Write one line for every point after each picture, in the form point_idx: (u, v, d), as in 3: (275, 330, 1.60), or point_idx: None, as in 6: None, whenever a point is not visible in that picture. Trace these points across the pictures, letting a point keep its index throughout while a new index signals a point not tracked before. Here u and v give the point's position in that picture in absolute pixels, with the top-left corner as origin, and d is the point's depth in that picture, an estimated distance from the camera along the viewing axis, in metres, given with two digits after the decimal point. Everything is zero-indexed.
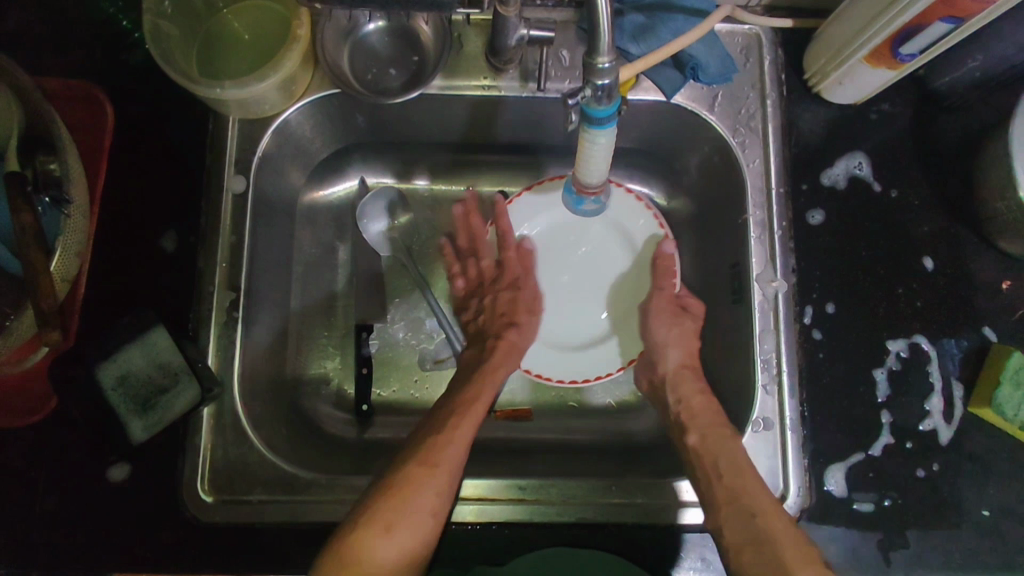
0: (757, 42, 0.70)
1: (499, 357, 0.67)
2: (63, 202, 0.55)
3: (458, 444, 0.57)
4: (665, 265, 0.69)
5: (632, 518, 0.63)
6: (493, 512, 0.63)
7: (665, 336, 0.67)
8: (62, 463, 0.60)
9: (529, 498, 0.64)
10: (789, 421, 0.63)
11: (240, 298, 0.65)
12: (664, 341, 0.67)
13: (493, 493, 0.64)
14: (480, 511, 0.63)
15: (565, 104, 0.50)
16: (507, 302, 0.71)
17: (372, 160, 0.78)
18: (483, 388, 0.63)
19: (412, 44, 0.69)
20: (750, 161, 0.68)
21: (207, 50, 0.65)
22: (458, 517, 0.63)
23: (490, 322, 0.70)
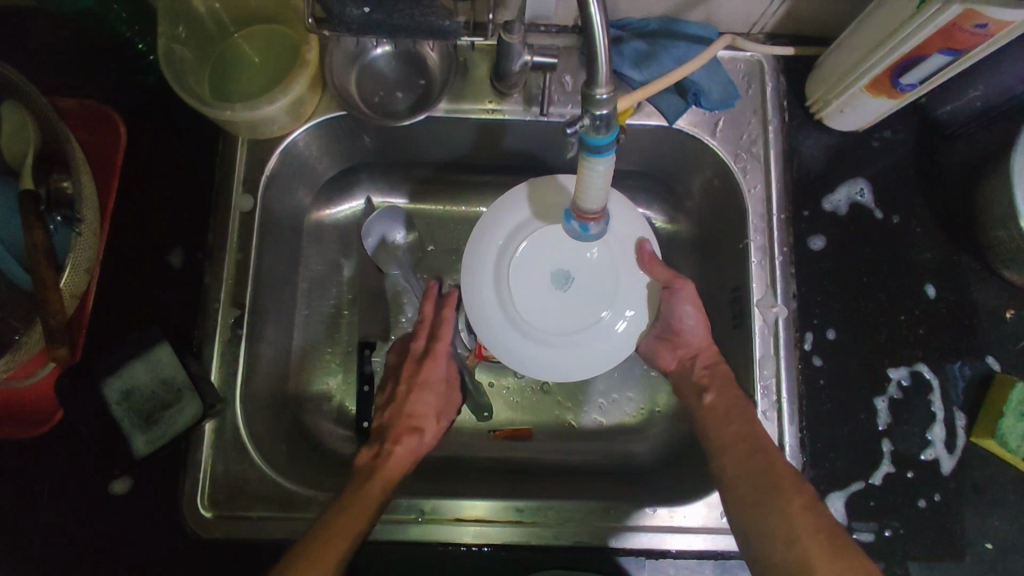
0: (759, 68, 0.70)
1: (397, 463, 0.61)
2: (74, 221, 0.57)
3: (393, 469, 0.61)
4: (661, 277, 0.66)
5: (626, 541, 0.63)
6: (491, 533, 0.63)
7: (695, 320, 0.65)
8: (66, 477, 0.61)
9: (526, 521, 0.64)
10: (789, 448, 0.62)
11: (244, 315, 0.65)
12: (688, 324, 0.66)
13: (491, 513, 0.64)
14: (478, 531, 0.63)
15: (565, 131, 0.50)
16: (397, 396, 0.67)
17: (378, 180, 0.79)
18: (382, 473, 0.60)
19: (418, 68, 0.70)
20: (751, 186, 0.68)
21: (218, 72, 0.67)
22: (457, 537, 0.63)
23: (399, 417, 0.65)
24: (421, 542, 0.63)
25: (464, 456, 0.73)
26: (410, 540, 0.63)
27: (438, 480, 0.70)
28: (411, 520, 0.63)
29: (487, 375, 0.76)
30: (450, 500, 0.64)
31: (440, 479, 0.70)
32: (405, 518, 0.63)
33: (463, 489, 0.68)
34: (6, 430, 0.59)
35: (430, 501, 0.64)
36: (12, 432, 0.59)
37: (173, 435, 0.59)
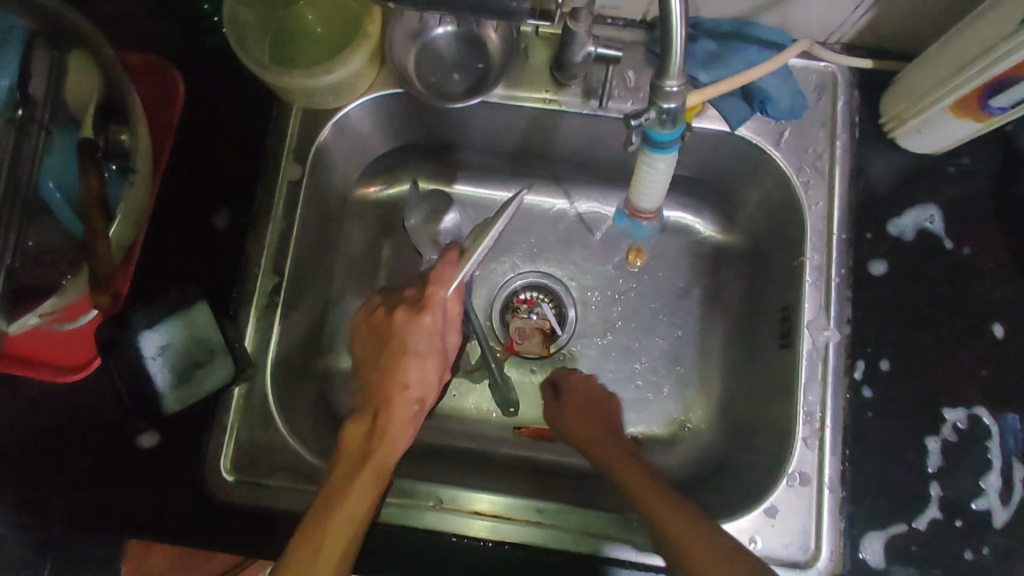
0: (832, 80, 0.67)
1: (400, 408, 0.59)
2: (128, 172, 0.58)
3: (412, 415, 0.60)
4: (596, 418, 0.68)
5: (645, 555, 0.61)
6: (506, 530, 0.63)
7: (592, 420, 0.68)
8: (91, 424, 0.61)
9: (545, 523, 0.63)
10: (828, 480, 0.60)
11: (283, 283, 0.65)
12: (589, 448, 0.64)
13: (507, 511, 0.64)
14: (492, 528, 0.63)
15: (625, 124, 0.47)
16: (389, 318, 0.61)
17: (425, 163, 0.78)
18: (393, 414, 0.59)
19: (478, 51, 0.69)
20: (812, 203, 0.66)
21: (278, 39, 0.66)
22: (471, 531, 0.63)
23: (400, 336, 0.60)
24: (432, 533, 0.63)
25: (488, 451, 0.73)
26: (423, 527, 0.63)
27: (461, 473, 0.70)
28: (428, 507, 0.64)
29: (520, 368, 0.77)
30: (467, 491, 0.65)
31: (463, 471, 0.70)
32: (424, 504, 0.64)
33: (481, 484, 0.68)
34: (42, 374, 0.60)
35: (450, 490, 0.65)
36: (48, 377, 0.60)
37: (204, 394, 0.61)
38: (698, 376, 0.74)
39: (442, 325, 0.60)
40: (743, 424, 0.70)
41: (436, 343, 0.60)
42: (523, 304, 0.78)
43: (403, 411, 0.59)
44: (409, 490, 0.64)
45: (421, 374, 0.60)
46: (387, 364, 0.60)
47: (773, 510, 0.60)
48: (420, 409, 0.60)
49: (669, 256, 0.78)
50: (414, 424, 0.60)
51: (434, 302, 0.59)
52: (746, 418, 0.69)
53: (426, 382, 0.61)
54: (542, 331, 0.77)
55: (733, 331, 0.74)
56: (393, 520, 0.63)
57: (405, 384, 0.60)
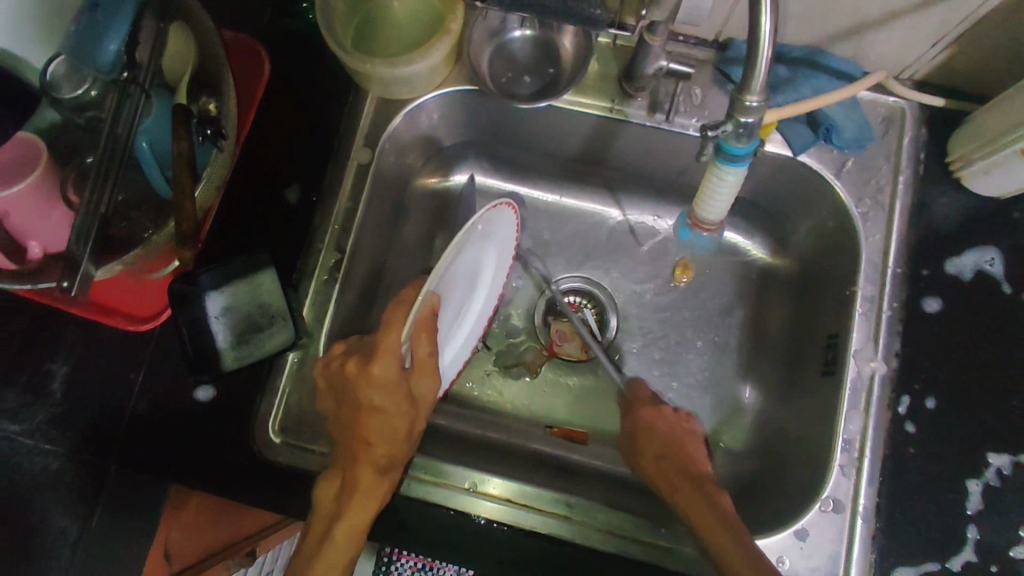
0: (900, 116, 0.68)
1: (383, 444, 0.57)
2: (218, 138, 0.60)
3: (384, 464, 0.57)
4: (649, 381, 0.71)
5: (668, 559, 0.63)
6: (530, 518, 0.64)
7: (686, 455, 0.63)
8: (156, 373, 0.64)
9: (574, 517, 0.65)
10: (863, 510, 0.60)
11: (343, 260, 0.68)
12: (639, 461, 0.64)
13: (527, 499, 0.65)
14: (515, 514, 0.64)
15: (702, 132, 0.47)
16: (354, 370, 0.53)
17: (484, 161, 0.82)
18: (365, 457, 0.56)
19: (550, 57, 0.71)
20: (870, 234, 0.66)
21: (363, 29, 0.69)
22: (496, 515, 0.64)
23: (363, 385, 0.54)
24: (460, 514, 0.64)
25: (518, 444, 0.76)
26: (455, 508, 0.64)
27: (492, 462, 0.73)
28: (449, 482, 0.65)
29: (557, 369, 0.79)
30: (488, 475, 0.66)
31: (489, 459, 0.73)
32: (457, 485, 0.65)
33: (500, 472, 0.70)
34: (114, 322, 0.63)
35: (471, 471, 0.66)
36: (120, 324, 0.63)
37: (260, 355, 0.63)
38: (734, 395, 0.75)
39: (396, 376, 0.53)
40: (778, 446, 0.70)
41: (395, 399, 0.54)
42: (565, 307, 0.80)
43: (372, 466, 0.56)
44: (428, 466, 0.65)
45: (394, 420, 0.56)
46: (354, 416, 0.56)
47: (803, 532, 0.60)
48: (404, 438, 0.57)
49: (714, 274, 0.78)
50: (389, 471, 0.57)
51: (388, 354, 0.52)
52: (780, 441, 0.70)
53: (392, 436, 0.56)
54: (582, 336, 0.78)
55: (774, 355, 0.75)
56: (409, 493, 0.64)
57: (379, 421, 0.55)
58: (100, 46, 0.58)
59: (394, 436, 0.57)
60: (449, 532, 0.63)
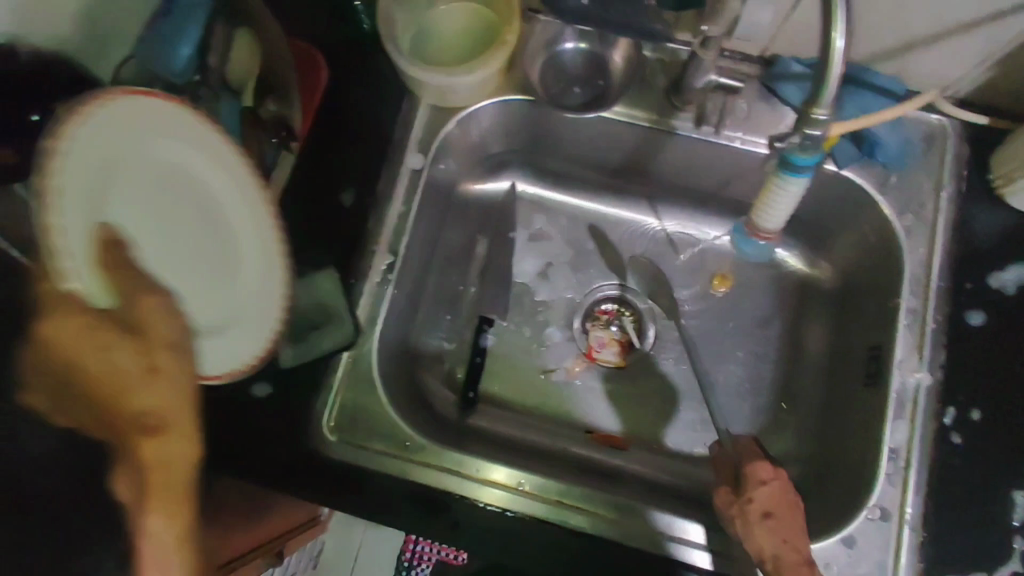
0: (942, 133, 0.69)
1: (171, 449, 0.39)
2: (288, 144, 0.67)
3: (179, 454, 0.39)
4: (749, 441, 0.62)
5: (673, 550, 0.64)
6: (542, 508, 0.65)
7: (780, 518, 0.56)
8: (215, 368, 0.66)
9: (606, 513, 0.65)
10: (909, 518, 0.61)
11: (396, 263, 0.70)
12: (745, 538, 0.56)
13: (561, 493, 0.66)
14: (524, 502, 0.65)
15: (770, 142, 0.49)
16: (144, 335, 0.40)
17: (527, 170, 0.84)
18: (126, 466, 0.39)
19: (600, 70, 0.73)
20: (913, 248, 0.67)
21: (419, 38, 0.71)
22: (510, 502, 0.65)
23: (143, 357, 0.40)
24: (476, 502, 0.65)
25: (558, 448, 0.77)
26: (473, 495, 0.65)
27: (533, 465, 0.74)
28: (466, 471, 0.66)
29: (596, 374, 0.79)
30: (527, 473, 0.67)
31: (530, 460, 0.74)
32: (476, 476, 0.66)
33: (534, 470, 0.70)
34: None
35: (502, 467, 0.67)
36: None
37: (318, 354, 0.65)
38: (772, 404, 0.76)
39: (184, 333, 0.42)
40: (820, 455, 0.71)
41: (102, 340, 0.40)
42: (604, 315, 0.82)
43: (171, 484, 0.38)
44: (461, 460, 0.66)
45: (158, 402, 0.40)
46: (123, 412, 0.40)
47: (850, 540, 0.61)
48: (186, 441, 0.40)
49: (753, 284, 0.80)
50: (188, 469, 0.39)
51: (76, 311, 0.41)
52: (821, 451, 0.71)
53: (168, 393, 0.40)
54: (620, 343, 0.80)
55: (813, 365, 0.76)
56: (429, 483, 0.65)
57: (139, 414, 0.39)
58: (173, 51, 0.56)
59: (150, 430, 0.39)
60: (494, 518, 0.65)
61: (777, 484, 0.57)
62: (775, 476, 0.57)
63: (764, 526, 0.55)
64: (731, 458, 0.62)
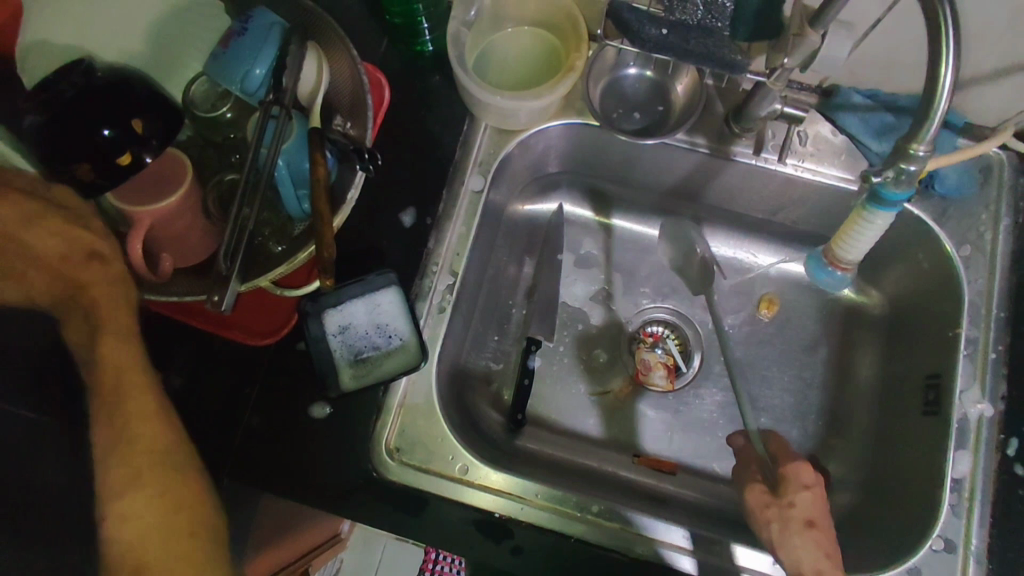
0: (999, 167, 0.70)
1: None
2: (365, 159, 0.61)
3: (195, 524, 0.45)
4: (782, 444, 0.64)
5: (667, 558, 0.64)
6: (550, 519, 0.64)
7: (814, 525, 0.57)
8: (271, 388, 0.65)
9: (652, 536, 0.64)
10: (974, 550, 0.61)
11: (456, 283, 0.70)
12: (773, 544, 0.57)
13: (599, 512, 0.65)
14: (525, 510, 0.64)
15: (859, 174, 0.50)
16: None
17: (575, 192, 0.84)
18: None
19: (661, 96, 0.73)
20: (972, 278, 0.68)
21: (484, 61, 0.72)
22: (514, 512, 0.64)
23: None
24: (490, 513, 0.64)
25: (607, 472, 0.76)
26: (486, 507, 0.64)
27: (584, 487, 0.73)
28: (478, 481, 0.65)
29: (644, 399, 0.79)
30: (585, 497, 0.66)
31: (580, 484, 0.73)
32: (490, 486, 0.65)
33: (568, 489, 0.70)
34: (234, 334, 0.62)
35: (557, 491, 0.65)
36: (239, 337, 0.62)
37: (382, 377, 0.64)
38: (822, 430, 0.76)
39: None
40: (874, 484, 0.71)
41: (115, 335, 0.47)
42: (650, 337, 0.81)
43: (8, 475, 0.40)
44: (473, 467, 0.65)
45: None
46: None
47: (916, 572, 0.61)
48: None
49: (801, 309, 0.80)
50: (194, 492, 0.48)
51: (144, 391, 0.46)
52: (875, 479, 0.71)
53: (158, 473, 0.44)
54: (667, 366, 0.78)
55: (862, 393, 0.76)
56: (441, 492, 0.64)
57: None
58: (247, 71, 0.58)
59: None
60: (540, 541, 0.64)
61: (818, 489, 0.59)
62: (816, 481, 0.59)
63: (811, 535, 0.56)
64: (764, 459, 0.63)
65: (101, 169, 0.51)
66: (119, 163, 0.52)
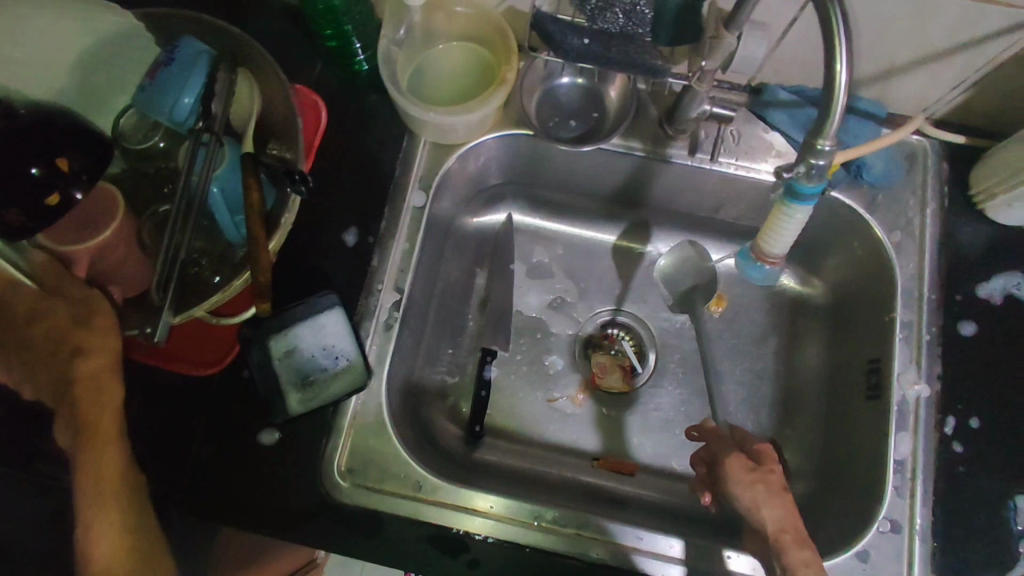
0: (923, 153, 0.72)
1: None
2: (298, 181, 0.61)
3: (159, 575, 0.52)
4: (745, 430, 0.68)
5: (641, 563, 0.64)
6: (517, 533, 0.65)
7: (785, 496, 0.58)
8: (219, 419, 0.64)
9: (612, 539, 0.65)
10: (919, 529, 0.63)
11: (402, 300, 0.70)
12: (752, 502, 0.58)
13: (572, 525, 0.65)
14: (497, 526, 0.65)
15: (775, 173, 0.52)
16: None
17: (521, 201, 0.85)
18: None
19: (595, 103, 0.74)
20: (903, 264, 0.70)
21: (419, 77, 0.72)
22: (473, 527, 0.65)
23: None
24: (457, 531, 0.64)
25: (567, 477, 0.76)
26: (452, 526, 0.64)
27: (546, 494, 0.73)
28: (445, 500, 0.65)
29: (600, 402, 0.80)
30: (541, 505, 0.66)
31: (541, 491, 0.74)
32: (456, 504, 0.65)
33: (545, 502, 0.70)
34: (176, 366, 0.61)
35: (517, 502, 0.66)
36: (181, 369, 0.61)
37: (330, 397, 0.64)
38: (775, 421, 0.77)
39: None
40: (826, 470, 0.72)
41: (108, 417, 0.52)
42: (605, 340, 0.82)
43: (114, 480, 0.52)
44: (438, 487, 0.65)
45: None
46: None
47: (864, 554, 0.63)
48: None
49: (749, 303, 0.82)
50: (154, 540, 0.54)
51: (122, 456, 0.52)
52: (827, 466, 0.73)
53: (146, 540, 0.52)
54: (621, 368, 0.80)
55: (812, 382, 0.78)
56: (398, 511, 0.65)
57: None
58: (176, 99, 0.57)
59: None
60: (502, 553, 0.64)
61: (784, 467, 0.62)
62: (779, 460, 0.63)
63: (786, 498, 0.58)
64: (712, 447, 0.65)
65: (30, 212, 0.50)
66: (48, 204, 0.51)
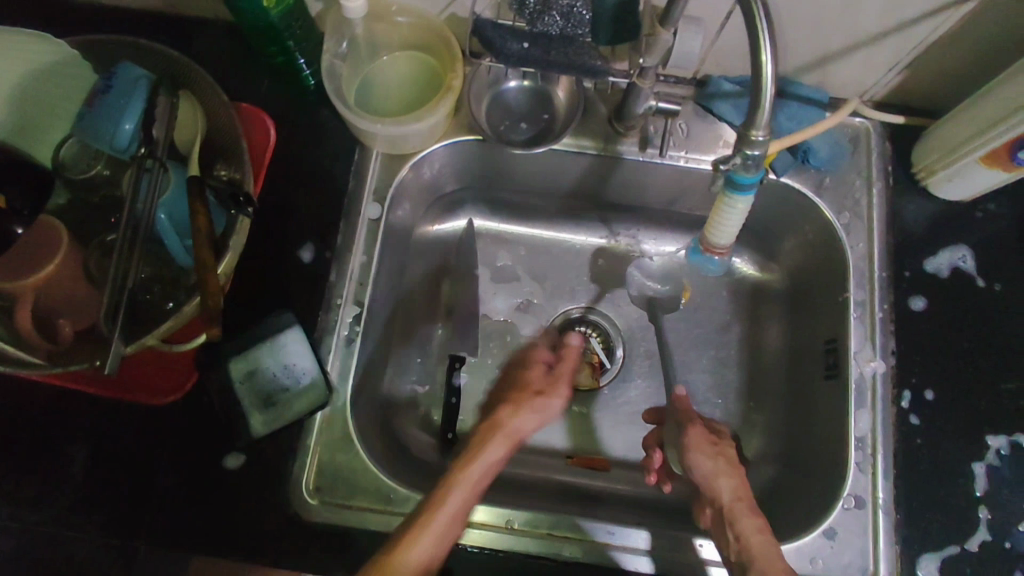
0: (867, 134, 0.74)
1: None
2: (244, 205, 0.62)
3: None
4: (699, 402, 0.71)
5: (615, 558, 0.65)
6: (498, 538, 0.65)
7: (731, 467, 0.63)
8: (183, 446, 0.63)
9: (584, 537, 0.65)
10: (882, 503, 0.64)
11: (364, 312, 0.70)
12: (711, 474, 0.62)
13: (548, 526, 0.66)
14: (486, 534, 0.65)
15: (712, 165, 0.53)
16: None
17: (480, 206, 0.85)
18: None
19: (544, 104, 0.75)
20: (854, 244, 0.72)
21: (365, 88, 0.72)
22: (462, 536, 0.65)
23: None
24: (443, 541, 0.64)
25: (541, 478, 0.77)
26: None
27: (521, 496, 0.74)
28: None
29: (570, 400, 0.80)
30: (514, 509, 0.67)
31: (517, 494, 0.74)
32: None
33: (521, 505, 0.70)
34: (137, 396, 0.63)
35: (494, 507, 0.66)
36: (143, 399, 0.64)
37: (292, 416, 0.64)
38: (743, 406, 0.78)
39: None
40: (793, 451, 0.74)
41: None
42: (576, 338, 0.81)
43: None
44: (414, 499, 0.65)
45: None
46: None
47: (831, 532, 0.64)
48: None
49: (711, 292, 0.83)
50: None
51: None
52: (794, 447, 0.74)
53: None
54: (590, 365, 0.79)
55: (776, 366, 0.79)
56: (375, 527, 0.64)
57: None
58: (116, 125, 0.56)
59: None
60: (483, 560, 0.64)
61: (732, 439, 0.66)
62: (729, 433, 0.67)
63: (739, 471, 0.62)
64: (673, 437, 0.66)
65: None
66: None
